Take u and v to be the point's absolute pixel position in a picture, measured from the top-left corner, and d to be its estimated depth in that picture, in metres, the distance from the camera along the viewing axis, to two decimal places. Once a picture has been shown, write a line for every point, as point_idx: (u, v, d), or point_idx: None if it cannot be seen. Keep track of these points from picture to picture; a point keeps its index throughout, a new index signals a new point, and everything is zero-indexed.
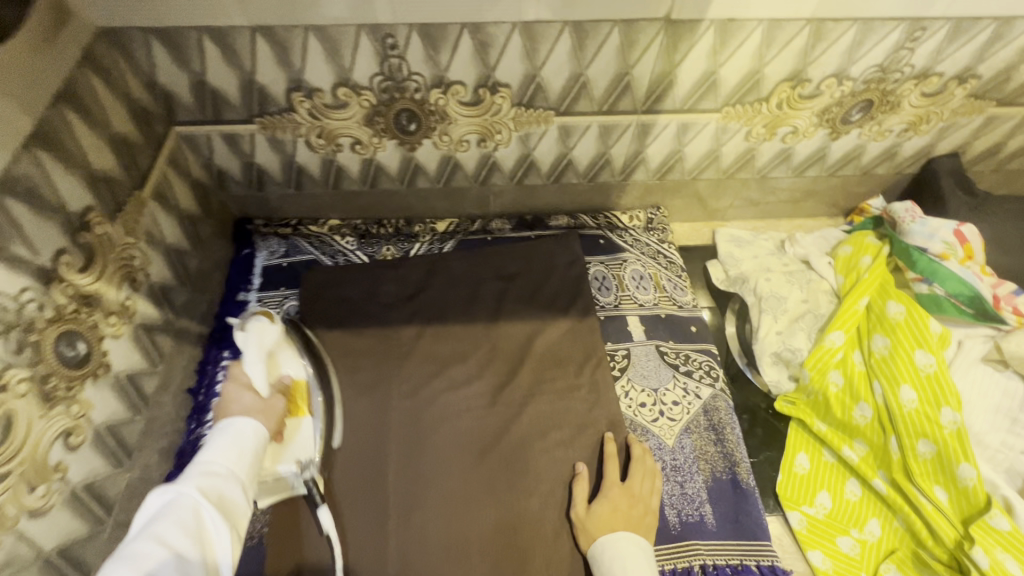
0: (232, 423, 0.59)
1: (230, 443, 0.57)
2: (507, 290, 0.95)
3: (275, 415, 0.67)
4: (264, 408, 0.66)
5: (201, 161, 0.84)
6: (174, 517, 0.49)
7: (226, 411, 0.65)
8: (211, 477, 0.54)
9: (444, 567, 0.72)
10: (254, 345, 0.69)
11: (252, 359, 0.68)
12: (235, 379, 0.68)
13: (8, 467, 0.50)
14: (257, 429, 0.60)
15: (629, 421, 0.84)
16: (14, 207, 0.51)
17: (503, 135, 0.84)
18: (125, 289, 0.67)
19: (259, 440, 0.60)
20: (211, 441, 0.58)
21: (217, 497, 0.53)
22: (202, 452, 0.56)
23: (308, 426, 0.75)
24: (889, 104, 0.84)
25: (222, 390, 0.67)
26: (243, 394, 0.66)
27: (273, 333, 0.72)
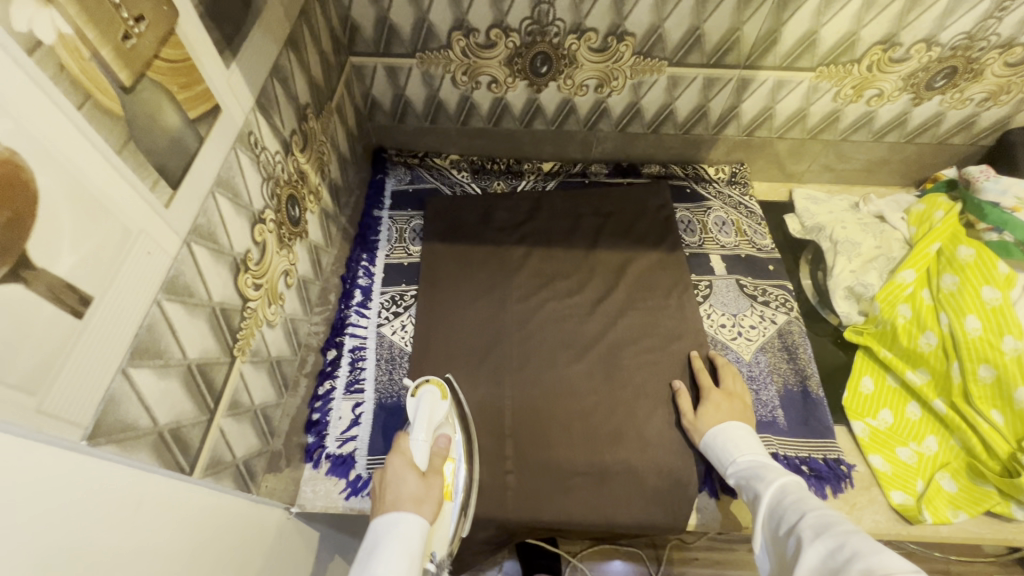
0: (399, 522, 0.62)
1: (402, 559, 0.59)
2: (603, 225, 1.08)
3: (434, 503, 0.67)
4: (423, 495, 0.67)
5: (362, 90, 1.01)
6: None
7: (389, 492, 0.66)
8: None
9: (551, 437, 0.85)
10: (424, 420, 0.77)
11: (417, 435, 0.75)
12: (402, 454, 0.71)
13: (262, 280, 0.66)
14: (420, 527, 0.63)
15: (711, 338, 0.96)
16: (276, 88, 0.68)
17: (619, 82, 0.97)
18: (318, 177, 0.83)
19: (422, 540, 0.62)
20: (383, 552, 0.60)
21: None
22: (375, 568, 0.58)
23: (448, 513, 0.74)
24: (972, 73, 0.94)
25: (389, 461, 0.70)
26: (409, 475, 0.68)
27: (441, 408, 0.81)
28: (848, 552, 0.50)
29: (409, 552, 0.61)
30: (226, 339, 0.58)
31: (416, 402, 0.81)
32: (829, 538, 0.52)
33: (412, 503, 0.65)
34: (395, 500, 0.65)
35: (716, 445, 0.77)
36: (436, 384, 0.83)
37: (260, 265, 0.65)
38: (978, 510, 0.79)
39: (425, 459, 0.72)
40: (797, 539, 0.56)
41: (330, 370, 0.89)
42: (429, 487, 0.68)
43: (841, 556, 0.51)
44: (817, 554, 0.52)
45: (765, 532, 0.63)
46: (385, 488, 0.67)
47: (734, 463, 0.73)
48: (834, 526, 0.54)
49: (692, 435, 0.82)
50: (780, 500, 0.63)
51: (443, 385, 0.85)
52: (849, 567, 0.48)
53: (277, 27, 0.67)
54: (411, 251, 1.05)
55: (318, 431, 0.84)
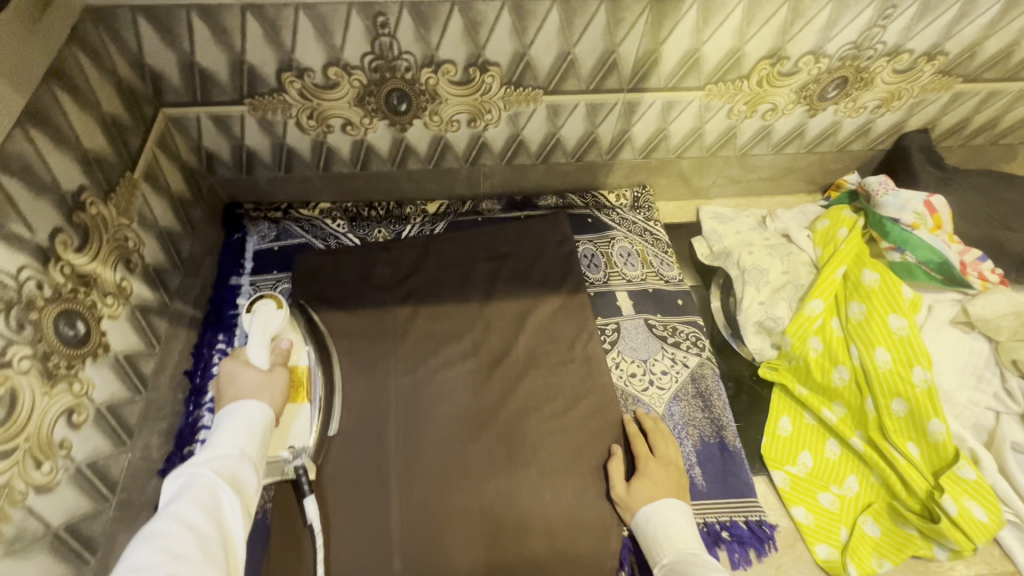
0: (240, 406, 0.67)
1: (242, 429, 0.64)
2: (500, 270, 0.96)
3: (278, 394, 0.73)
4: (264, 385, 0.73)
5: (190, 143, 0.84)
6: (195, 495, 0.55)
7: (231, 389, 0.71)
8: (224, 461, 0.60)
9: (445, 535, 0.74)
10: (257, 330, 0.79)
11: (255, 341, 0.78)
12: (237, 358, 0.76)
13: (14, 443, 0.50)
14: (262, 411, 0.68)
15: (621, 392, 0.88)
16: (9, 185, 0.51)
17: (493, 114, 0.85)
18: (120, 270, 0.67)
19: (265, 423, 0.67)
20: (223, 428, 0.64)
21: (230, 477, 0.59)
22: (215, 439, 0.63)
23: (302, 411, 0.82)
24: (863, 81, 0.88)
25: (224, 366, 0.74)
26: (247, 371, 0.73)
27: (278, 317, 0.82)
28: None
29: (251, 428, 0.65)
30: None
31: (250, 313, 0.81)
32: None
33: (253, 394, 0.71)
34: (236, 394, 0.70)
35: (646, 534, 0.72)
36: (269, 297, 0.83)
37: (8, 424, 0.49)
38: (902, 557, 0.75)
39: (265, 359, 0.75)
40: None
41: None
42: (271, 379, 0.74)
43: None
44: None
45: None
46: (224, 388, 0.72)
47: (665, 559, 0.68)
48: None
49: (624, 513, 0.76)
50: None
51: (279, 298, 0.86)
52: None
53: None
54: None
55: None
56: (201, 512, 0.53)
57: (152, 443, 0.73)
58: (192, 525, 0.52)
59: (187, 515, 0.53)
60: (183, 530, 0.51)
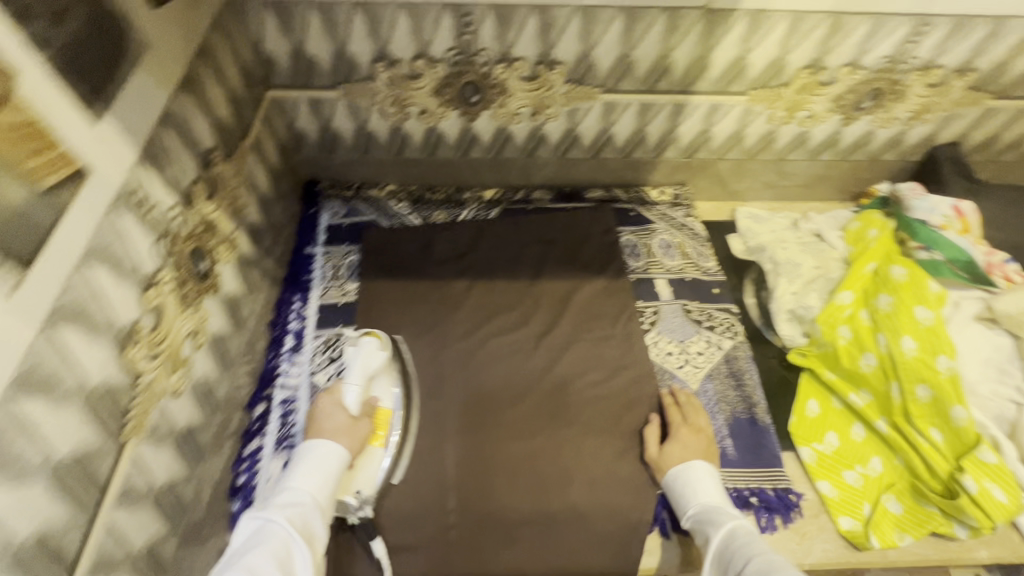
0: (318, 446, 0.70)
1: (318, 472, 0.68)
2: (547, 254, 1.05)
3: (355, 441, 0.74)
4: (349, 429, 0.74)
5: (285, 123, 0.95)
6: (270, 543, 0.58)
7: (320, 424, 0.74)
8: (298, 507, 0.64)
9: (496, 482, 0.82)
10: (357, 367, 0.75)
11: (350, 380, 0.75)
12: (331, 394, 0.76)
13: (160, 349, 0.60)
14: (339, 456, 0.70)
15: (658, 367, 0.94)
16: (169, 136, 0.62)
17: (553, 109, 0.95)
18: (232, 223, 0.77)
19: (338, 468, 0.70)
20: (300, 469, 0.69)
21: (302, 525, 0.62)
22: (292, 483, 0.67)
23: (376, 457, 0.78)
24: (897, 93, 0.95)
25: (320, 400, 0.76)
26: (338, 412, 0.74)
27: (378, 358, 0.77)
28: None
29: (326, 471, 0.69)
30: (112, 423, 0.52)
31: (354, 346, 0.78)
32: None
33: (334, 434, 0.73)
34: (319, 433, 0.73)
35: (675, 490, 0.78)
36: (373, 334, 0.79)
37: (157, 331, 0.59)
38: (923, 532, 0.79)
39: (355, 402, 0.74)
40: None
41: (257, 427, 0.83)
42: (355, 426, 0.75)
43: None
44: None
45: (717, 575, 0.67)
46: (314, 422, 0.74)
47: (691, 510, 0.74)
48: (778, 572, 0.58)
49: (656, 473, 0.82)
50: (729, 545, 0.67)
51: (383, 335, 0.81)
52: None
53: (167, 71, 0.61)
54: (347, 289, 0.99)
55: (244, 497, 0.78)
56: (274, 561, 0.56)
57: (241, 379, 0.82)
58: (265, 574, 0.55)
59: (259, 561, 0.56)
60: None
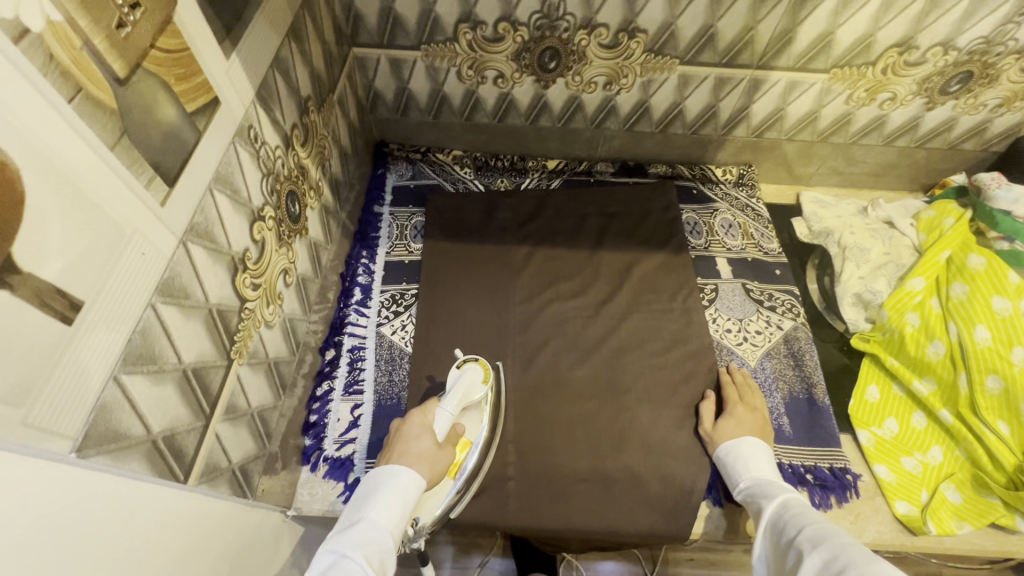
0: (402, 475, 0.63)
1: (397, 507, 0.60)
2: (608, 226, 1.06)
3: (435, 473, 0.67)
4: (431, 458, 0.67)
5: (365, 82, 0.98)
6: None
7: (403, 444, 0.68)
8: (376, 545, 0.56)
9: (554, 440, 0.84)
10: (457, 393, 0.74)
11: (447, 404, 0.73)
12: (423, 416, 0.72)
13: (261, 280, 0.63)
14: (415, 487, 0.63)
15: (716, 343, 0.95)
16: (277, 80, 0.65)
17: (628, 79, 0.95)
18: (319, 173, 0.81)
19: (413, 501, 0.62)
20: (378, 499, 0.61)
21: (380, 566, 0.54)
22: (368, 515, 0.59)
23: (445, 489, 0.73)
24: (988, 77, 0.92)
25: (408, 419, 0.71)
26: (426, 439, 0.68)
27: (478, 390, 0.76)
28: (842, 562, 0.53)
29: (403, 506, 0.61)
30: (224, 342, 0.56)
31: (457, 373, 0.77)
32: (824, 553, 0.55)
33: (415, 460, 0.66)
34: (401, 455, 0.66)
35: (727, 464, 0.79)
36: (481, 366, 0.78)
37: (259, 264, 0.63)
38: (983, 522, 0.78)
39: (444, 431, 0.71)
40: (796, 552, 0.59)
41: (328, 371, 0.88)
42: (439, 455, 0.69)
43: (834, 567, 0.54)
44: (815, 565, 0.55)
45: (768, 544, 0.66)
46: (397, 441, 0.69)
47: (742, 484, 0.75)
48: (831, 538, 0.57)
49: (709, 446, 0.83)
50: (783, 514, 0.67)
51: (489, 369, 0.80)
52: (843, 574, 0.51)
53: (280, 15, 0.64)
54: (412, 248, 1.03)
55: (316, 433, 0.82)
56: None
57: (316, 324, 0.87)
58: None
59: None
60: None
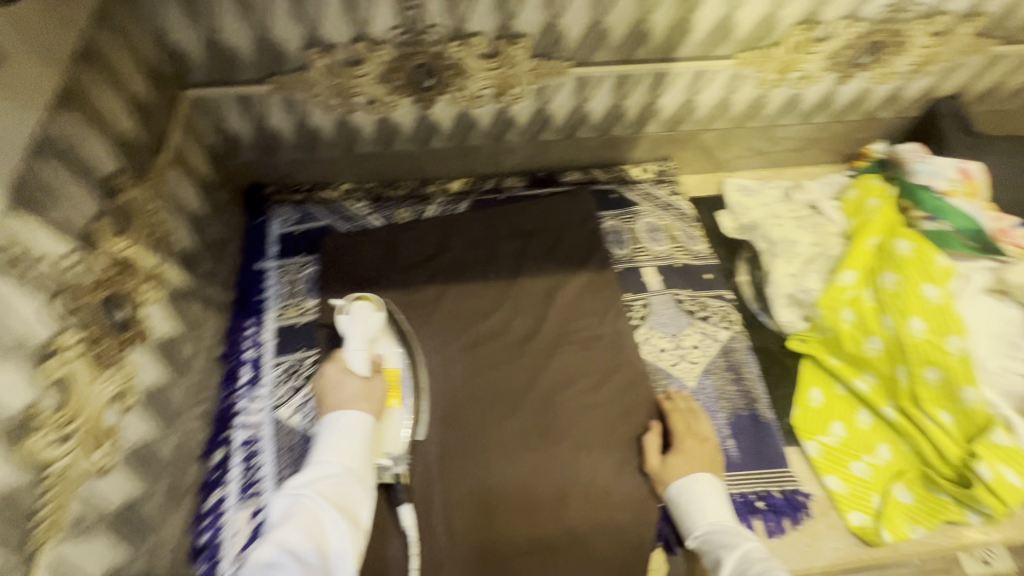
0: (342, 417, 0.65)
1: (344, 444, 0.63)
2: (525, 249, 0.96)
3: (377, 401, 0.70)
4: (365, 393, 0.69)
5: (212, 125, 0.82)
6: (299, 519, 0.54)
7: (331, 397, 0.69)
8: (330, 480, 0.59)
9: (486, 507, 0.76)
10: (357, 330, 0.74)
11: (352, 345, 0.73)
12: (336, 362, 0.72)
13: (71, 428, 0.50)
14: (362, 421, 0.66)
15: (652, 366, 0.88)
16: (52, 168, 0.51)
17: (519, 88, 0.84)
18: (156, 255, 0.66)
19: (365, 431, 0.66)
20: (326, 442, 0.64)
21: (336, 498, 0.58)
22: (319, 456, 0.62)
23: (398, 417, 0.76)
24: (897, 46, 0.86)
25: (325, 372, 0.71)
26: (349, 379, 0.70)
27: (373, 318, 0.78)
28: None
29: (352, 439, 0.64)
30: (14, 535, 0.43)
31: (346, 315, 0.78)
32: None
33: (352, 402, 0.67)
34: (338, 402, 0.68)
35: (679, 507, 0.72)
36: (365, 298, 0.79)
37: (64, 409, 0.49)
38: (935, 522, 0.76)
39: (365, 365, 0.72)
40: None
41: (217, 477, 0.75)
42: (371, 387, 0.71)
43: None
44: None
45: None
46: (325, 394, 0.69)
47: (698, 531, 0.69)
48: None
49: (658, 486, 0.76)
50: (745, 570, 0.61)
51: (375, 297, 0.81)
52: None
53: (35, 85, 0.49)
54: (306, 307, 0.89)
55: (209, 558, 0.70)
56: (304, 539, 0.53)
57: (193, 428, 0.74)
58: (297, 553, 0.51)
59: (291, 540, 0.53)
60: (290, 560, 0.51)
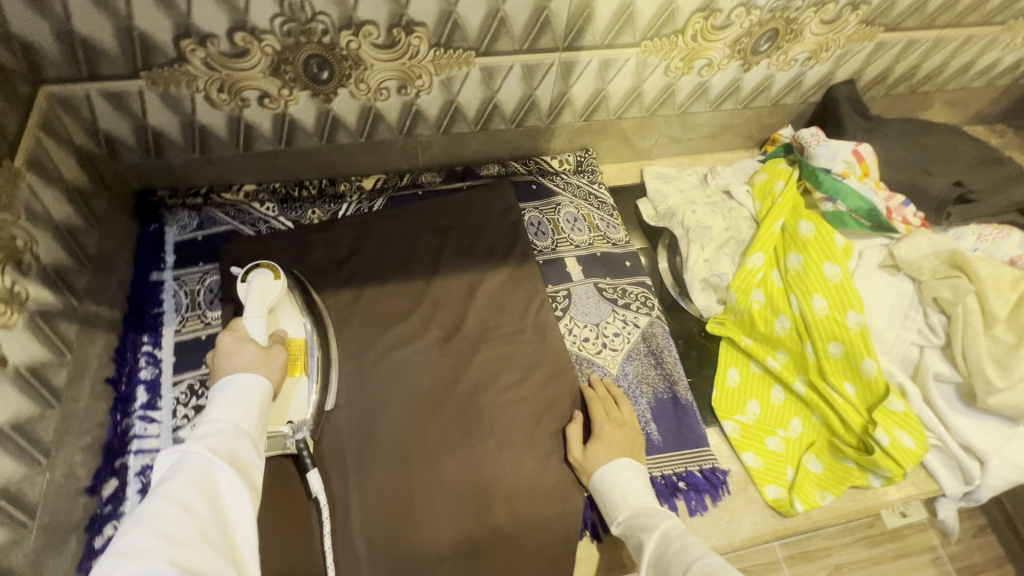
0: (233, 379, 0.60)
1: (238, 402, 0.58)
2: (444, 245, 0.93)
3: (276, 369, 0.67)
4: (264, 360, 0.66)
5: (83, 126, 0.75)
6: (187, 472, 0.48)
7: (225, 363, 0.65)
8: (222, 435, 0.53)
9: (407, 513, 0.73)
10: (256, 300, 0.74)
11: (251, 313, 0.73)
12: (234, 333, 0.69)
13: None
14: (259, 385, 0.61)
15: (575, 356, 0.88)
16: None
17: (424, 80, 0.81)
18: (9, 274, 0.59)
19: (262, 395, 0.61)
20: (218, 399, 0.58)
21: (229, 453, 0.52)
22: (208, 413, 0.56)
23: (302, 385, 0.77)
24: (793, 33, 0.89)
25: (221, 341, 0.67)
26: (247, 346, 0.66)
27: (273, 286, 0.77)
28: None
29: (247, 398, 0.59)
30: None
31: (246, 284, 0.77)
32: None
33: (248, 368, 0.63)
34: (231, 368, 0.63)
35: (603, 494, 0.73)
36: (265, 265, 0.79)
37: None
38: (842, 488, 0.80)
39: (264, 335, 0.71)
40: None
41: (109, 511, 0.68)
42: (270, 355, 0.68)
43: None
44: None
45: None
46: (218, 362, 0.65)
47: (620, 516, 0.69)
48: None
49: (581, 476, 0.77)
50: (666, 549, 0.60)
51: (276, 266, 0.81)
52: None
53: None
54: (208, 319, 0.82)
55: None
56: (194, 492, 0.47)
57: (75, 459, 0.68)
58: (186, 505, 0.46)
59: (180, 494, 0.47)
60: (178, 513, 0.45)
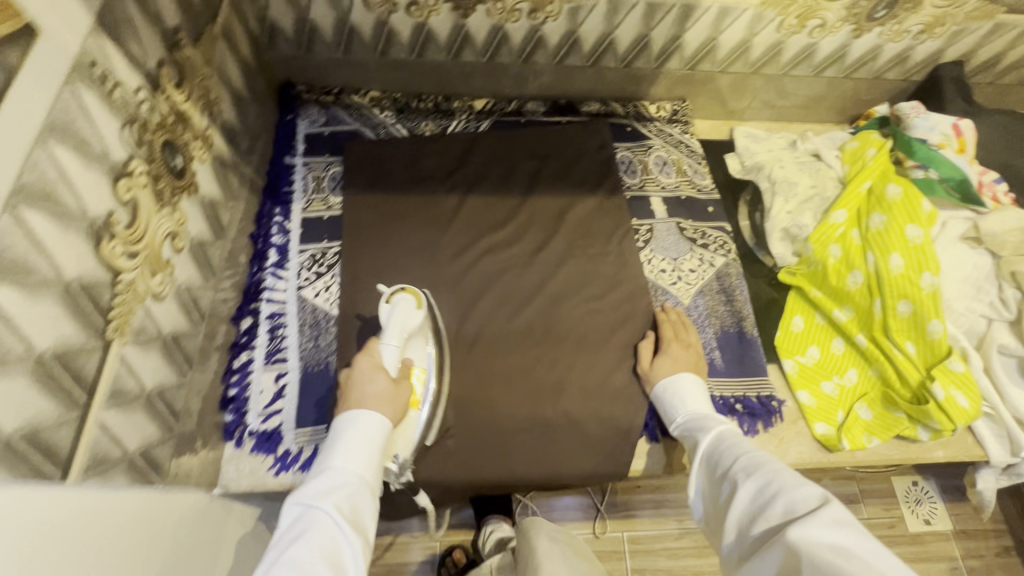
0: (359, 419, 0.62)
1: (360, 450, 0.60)
2: (541, 169, 1.00)
3: (399, 407, 0.68)
4: (391, 397, 0.67)
5: (257, 12, 0.85)
6: (314, 537, 0.51)
7: (357, 391, 0.67)
8: (344, 491, 0.56)
9: (491, 392, 0.83)
10: (397, 326, 0.72)
11: (388, 339, 0.71)
12: (370, 356, 0.70)
13: (138, 249, 0.55)
14: (382, 426, 0.63)
15: (652, 284, 0.95)
16: (130, 8, 0.54)
17: (554, 6, 0.88)
18: (205, 118, 0.70)
19: (382, 438, 0.63)
20: (341, 444, 0.61)
21: (350, 512, 0.55)
22: (332, 459, 0.59)
23: (415, 418, 0.73)
24: (912, 2, 0.92)
25: (355, 364, 0.69)
26: (379, 377, 0.67)
27: (416, 317, 0.74)
28: (775, 488, 0.56)
29: (370, 449, 0.61)
30: (96, 321, 0.50)
31: (387, 304, 0.74)
32: (756, 480, 0.58)
33: (374, 403, 0.65)
34: (360, 400, 0.65)
35: (664, 399, 0.80)
36: (411, 292, 0.75)
37: (133, 227, 0.54)
38: (889, 434, 0.84)
39: (396, 364, 0.70)
40: (730, 484, 0.61)
41: (245, 341, 0.81)
42: (397, 389, 0.68)
43: (767, 493, 0.57)
44: (749, 491, 0.58)
45: (705, 475, 0.67)
46: (350, 389, 0.67)
47: (680, 418, 0.76)
48: (764, 465, 0.60)
49: (646, 385, 0.84)
50: (717, 445, 0.67)
51: (419, 293, 0.77)
52: (776, 501, 0.55)
53: None
54: (331, 202, 0.93)
55: (237, 408, 0.77)
56: (320, 560, 0.49)
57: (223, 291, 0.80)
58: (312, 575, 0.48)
59: (306, 560, 0.49)
60: None
